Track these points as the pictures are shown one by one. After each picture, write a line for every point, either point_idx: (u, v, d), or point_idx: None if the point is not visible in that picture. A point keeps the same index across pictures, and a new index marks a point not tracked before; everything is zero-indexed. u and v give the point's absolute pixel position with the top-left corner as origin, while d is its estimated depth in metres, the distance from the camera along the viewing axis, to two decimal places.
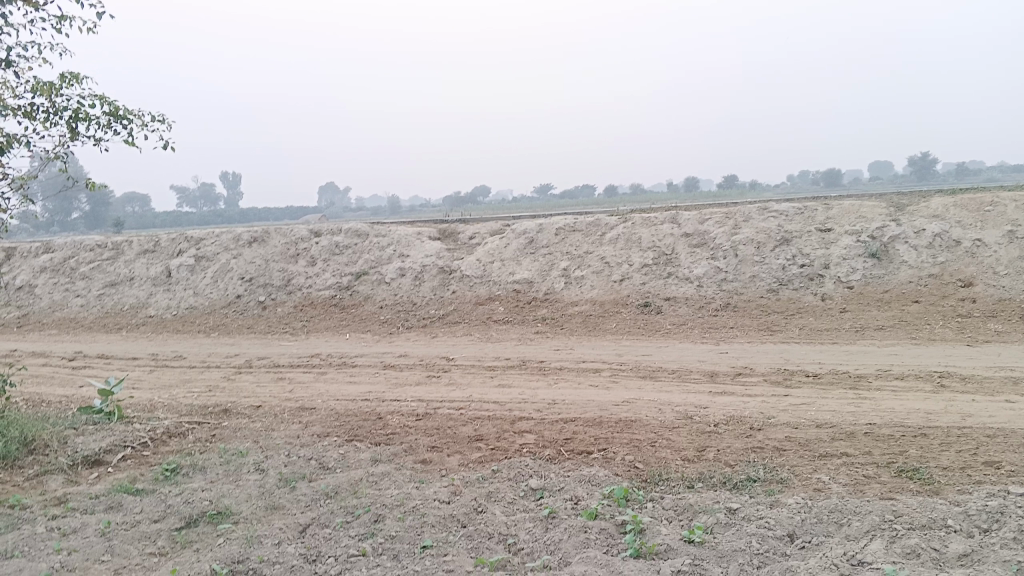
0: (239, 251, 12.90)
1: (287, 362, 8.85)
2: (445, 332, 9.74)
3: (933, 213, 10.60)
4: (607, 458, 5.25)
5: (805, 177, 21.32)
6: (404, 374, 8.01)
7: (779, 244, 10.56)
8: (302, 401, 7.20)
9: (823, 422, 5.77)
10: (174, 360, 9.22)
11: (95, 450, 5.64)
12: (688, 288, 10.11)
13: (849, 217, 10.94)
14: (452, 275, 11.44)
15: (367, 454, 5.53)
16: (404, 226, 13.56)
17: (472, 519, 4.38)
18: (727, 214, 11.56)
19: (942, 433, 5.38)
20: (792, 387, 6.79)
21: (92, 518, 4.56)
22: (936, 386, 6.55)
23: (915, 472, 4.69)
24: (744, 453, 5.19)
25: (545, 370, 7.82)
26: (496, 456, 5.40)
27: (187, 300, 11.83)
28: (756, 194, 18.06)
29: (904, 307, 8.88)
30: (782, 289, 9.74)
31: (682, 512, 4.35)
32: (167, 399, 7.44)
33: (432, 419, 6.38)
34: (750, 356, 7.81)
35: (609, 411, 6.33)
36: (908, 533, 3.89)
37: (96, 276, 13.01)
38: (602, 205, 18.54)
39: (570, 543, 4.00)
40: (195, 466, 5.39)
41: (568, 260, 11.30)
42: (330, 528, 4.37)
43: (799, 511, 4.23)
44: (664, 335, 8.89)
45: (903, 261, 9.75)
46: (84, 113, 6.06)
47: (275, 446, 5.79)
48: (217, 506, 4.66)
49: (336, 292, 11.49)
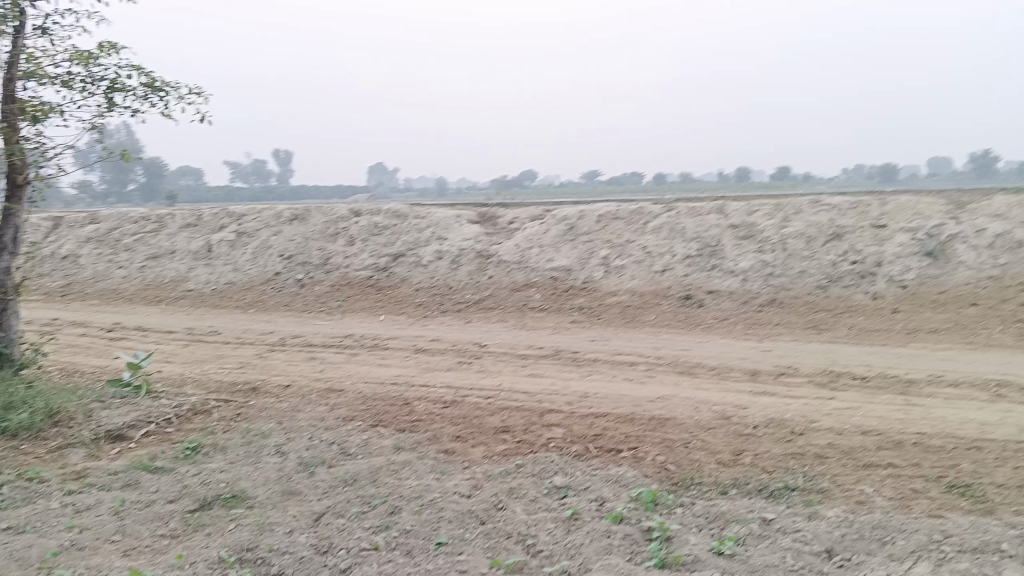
0: (279, 228, 12.88)
1: (320, 341, 8.77)
2: (480, 318, 9.57)
3: (996, 212, 10.05)
4: (637, 457, 5.03)
5: (860, 170, 20.61)
6: (435, 359, 7.87)
7: (830, 240, 10.15)
8: (330, 382, 7.10)
9: (869, 429, 5.47)
10: (209, 334, 9.21)
11: (119, 424, 5.59)
12: (732, 282, 9.78)
13: (906, 213, 10.43)
14: (490, 260, 11.26)
15: (389, 441, 5.39)
16: (445, 208, 13.39)
17: (491, 516, 4.21)
18: (777, 206, 11.14)
19: (998, 447, 5.04)
20: (837, 389, 6.47)
21: (108, 496, 4.50)
22: (993, 395, 6.17)
23: (967, 489, 4.38)
24: (783, 459, 4.92)
25: (579, 361, 7.60)
26: (521, 449, 5.22)
27: (226, 276, 11.85)
28: (809, 186, 17.51)
29: (961, 310, 8.45)
30: (832, 286, 9.37)
31: (713, 520, 4.11)
32: (197, 374, 7.41)
33: (459, 407, 6.22)
34: (793, 356, 7.50)
35: (642, 407, 6.10)
36: (957, 556, 3.59)
37: (139, 248, 13.12)
38: (650, 192, 18.20)
39: (592, 548, 3.80)
40: (216, 446, 5.30)
41: (609, 248, 11.02)
42: (345, 518, 4.23)
43: (839, 526, 3.97)
44: (705, 330, 8.60)
45: (961, 261, 9.28)
46: (121, 84, 6.08)
47: (298, 428, 5.68)
48: (233, 489, 4.56)
49: (374, 273, 11.40)
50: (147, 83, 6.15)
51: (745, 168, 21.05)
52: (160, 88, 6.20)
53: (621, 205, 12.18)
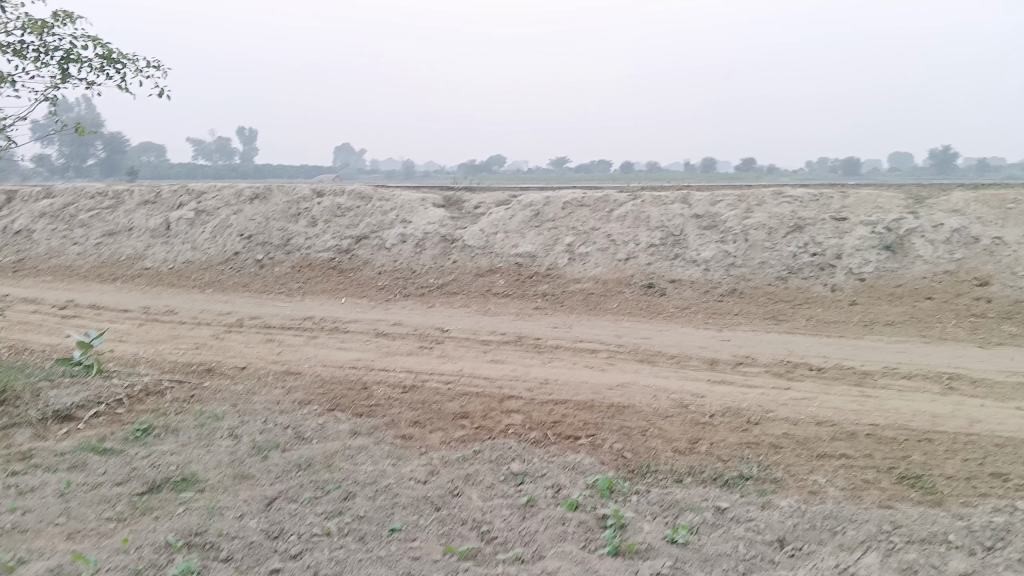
0: (240, 207, 12.66)
1: (279, 323, 8.64)
2: (442, 303, 9.50)
3: (953, 207, 10.21)
4: (595, 444, 5.03)
5: (823, 164, 20.81)
6: (396, 343, 7.80)
7: (792, 231, 10.24)
8: (288, 364, 6.99)
9: (824, 419, 5.53)
10: (165, 314, 9.03)
11: (67, 404, 5.45)
12: (695, 271, 9.83)
13: (867, 206, 10.55)
14: (454, 244, 11.19)
15: (345, 425, 5.32)
16: (410, 191, 13.25)
17: (447, 502, 4.18)
18: (741, 196, 11.19)
19: (948, 439, 5.13)
20: (794, 380, 6.54)
21: (53, 477, 4.38)
22: (945, 388, 6.28)
23: (917, 480, 4.45)
24: (738, 448, 4.96)
25: (540, 347, 7.58)
26: (479, 435, 5.19)
27: (184, 254, 11.63)
28: (773, 178, 17.65)
29: (916, 303, 8.58)
30: (792, 277, 9.46)
31: (668, 508, 4.13)
32: (151, 354, 7.26)
33: (418, 392, 6.16)
34: (753, 346, 7.56)
35: (602, 394, 6.10)
36: (905, 546, 3.65)
37: (94, 224, 12.81)
38: (616, 180, 18.22)
39: (547, 535, 3.79)
40: (167, 428, 5.19)
41: (574, 235, 11.00)
42: (298, 503, 4.17)
43: (791, 515, 4.01)
44: (667, 319, 8.64)
45: (919, 255, 9.42)
46: (76, 54, 5.86)
47: (253, 411, 5.59)
48: (183, 472, 4.47)
49: (336, 255, 11.26)
50: (103, 54, 5.94)
51: (711, 158, 21.14)
52: (117, 60, 6.00)
53: (587, 192, 12.15)
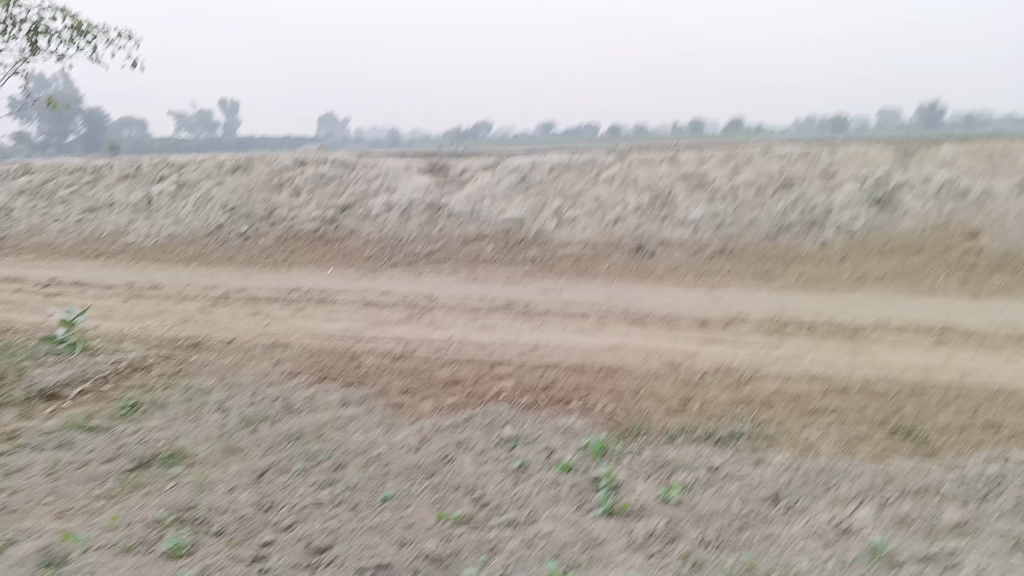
0: (222, 178, 12.48)
1: (266, 295, 8.56)
2: (431, 271, 9.42)
3: (942, 159, 10.15)
4: (587, 407, 5.01)
5: (811, 121, 20.69)
6: (385, 312, 7.74)
7: (780, 188, 10.16)
8: (275, 337, 6.92)
9: (816, 375, 5.52)
10: (151, 289, 8.93)
11: (52, 383, 5.38)
12: (684, 232, 9.77)
13: (855, 160, 10.47)
14: (441, 212, 11.07)
15: (335, 395, 5.28)
16: (395, 158, 13.09)
17: (439, 469, 4.15)
18: (729, 154, 11.07)
19: (940, 390, 5.14)
20: (785, 337, 6.52)
21: (40, 457, 4.32)
22: (936, 340, 6.28)
23: (910, 433, 4.44)
24: (730, 406, 4.94)
25: (530, 313, 7.52)
26: (471, 401, 5.16)
27: (167, 229, 11.48)
28: (762, 136, 17.54)
29: (906, 257, 8.56)
30: (782, 235, 9.42)
31: (661, 467, 4.11)
32: (138, 330, 7.18)
33: (408, 360, 6.12)
34: (743, 304, 7.54)
35: (593, 357, 6.07)
36: (899, 498, 3.65)
37: (75, 201, 12.62)
38: (604, 143, 18.06)
39: (541, 498, 3.76)
40: (155, 403, 5.13)
41: (562, 198, 10.89)
42: (289, 474, 4.14)
43: (785, 471, 4.00)
44: (656, 280, 8.60)
45: (908, 209, 9.39)
46: (45, 27, 5.69)
47: (242, 383, 5.54)
48: (173, 448, 4.42)
49: (321, 225, 11.15)
50: (72, 26, 5.79)
51: (699, 118, 20.97)
52: (87, 31, 5.85)
53: (574, 155, 12.01)
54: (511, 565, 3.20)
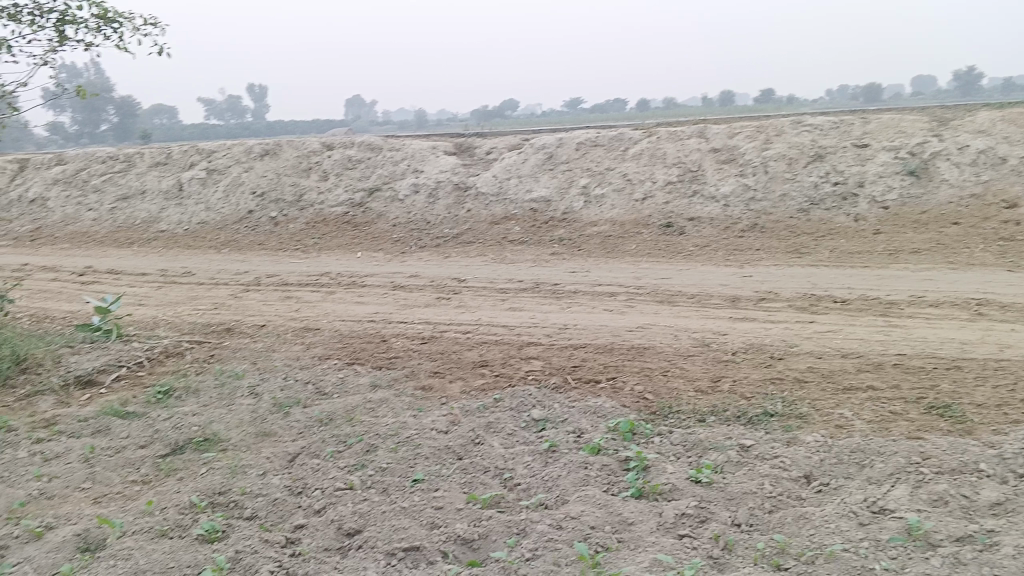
0: (251, 164, 12.56)
1: (296, 280, 8.62)
2: (458, 253, 9.41)
3: (979, 127, 9.89)
4: (616, 387, 4.98)
5: (843, 91, 20.29)
6: (413, 295, 7.75)
7: (812, 160, 9.97)
8: (305, 321, 6.97)
9: (850, 352, 5.43)
10: (183, 276, 9.03)
11: (88, 369, 5.47)
12: (713, 208, 9.64)
13: (889, 130, 10.23)
14: (467, 192, 11.04)
15: (365, 378, 5.31)
16: (421, 140, 13.07)
17: (468, 451, 4.15)
18: (759, 127, 10.87)
19: (977, 365, 5.02)
20: (817, 313, 6.42)
21: (78, 443, 4.41)
22: (974, 314, 6.14)
23: (946, 410, 4.35)
24: (762, 385, 4.88)
25: (559, 293, 7.49)
26: (500, 383, 5.16)
27: (198, 215, 11.60)
28: (792, 108, 17.25)
29: (942, 229, 8.37)
30: (814, 209, 9.26)
31: (691, 448, 4.08)
32: (171, 316, 7.27)
33: (436, 343, 6.13)
34: (775, 281, 7.43)
35: (622, 337, 6.03)
36: (936, 477, 3.58)
37: (108, 189, 12.79)
38: (632, 119, 17.89)
39: (570, 479, 3.75)
40: (189, 389, 5.20)
41: (589, 176, 10.79)
42: (320, 458, 4.17)
43: (818, 451, 3.94)
44: (686, 257, 8.51)
45: (944, 179, 9.17)
46: (71, 15, 5.71)
47: (273, 368, 5.59)
48: (206, 433, 4.48)
49: (349, 209, 11.19)
50: (98, 14, 5.77)
51: (727, 91, 20.66)
52: (114, 19, 5.83)
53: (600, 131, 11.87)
54: (541, 547, 3.20)
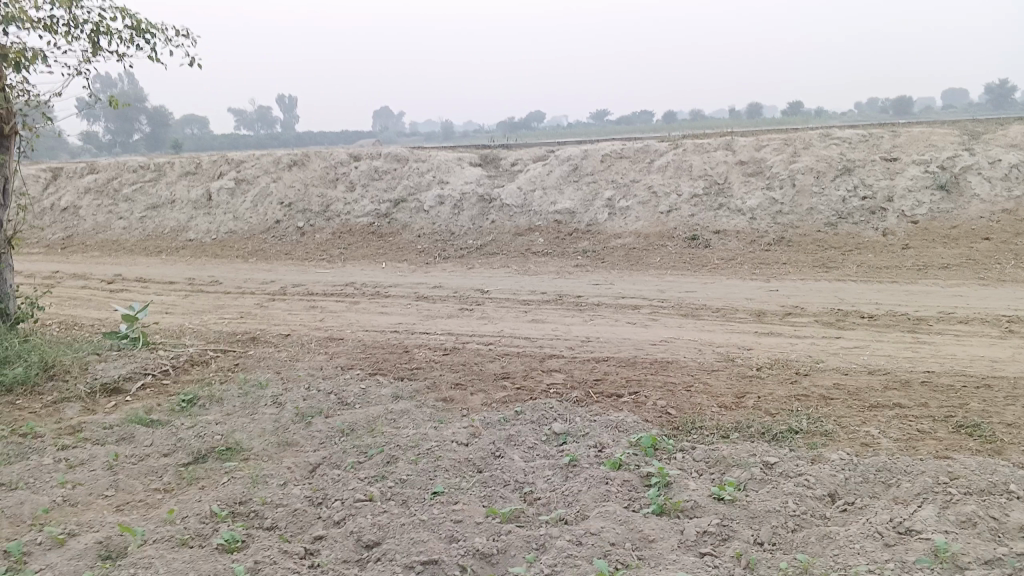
0: (278, 174, 12.69)
1: (321, 289, 8.67)
2: (482, 264, 9.42)
3: (1012, 142, 9.73)
4: (638, 402, 4.94)
5: (872, 104, 20.11)
6: (437, 306, 7.77)
7: (840, 174, 9.87)
8: (329, 331, 7.01)
9: (877, 368, 5.36)
10: (210, 285, 9.12)
11: (115, 377, 5.54)
12: (739, 221, 9.58)
13: (919, 144, 10.10)
14: (492, 204, 11.06)
15: (387, 389, 5.32)
16: (446, 151, 13.12)
17: (489, 464, 4.14)
18: (786, 140, 10.78)
19: (1008, 384, 4.93)
20: (844, 329, 6.34)
21: (102, 450, 4.46)
22: (1004, 331, 6.03)
23: (976, 429, 4.27)
24: (787, 401, 4.83)
25: (582, 306, 7.46)
26: (521, 396, 5.14)
27: (226, 225, 11.73)
28: (820, 121, 17.13)
29: (973, 244, 8.25)
30: (841, 223, 9.16)
31: (713, 465, 4.03)
32: (197, 325, 7.35)
33: (459, 354, 6.13)
34: (802, 295, 7.36)
35: (645, 351, 5.99)
36: (964, 498, 3.51)
37: (138, 198, 12.98)
38: (657, 131, 17.86)
39: (590, 495, 3.73)
40: (212, 398, 5.25)
41: (614, 188, 10.77)
42: (341, 469, 4.18)
43: (843, 469, 3.88)
44: (711, 271, 8.46)
45: (975, 193, 9.03)
46: (105, 27, 5.82)
47: (296, 378, 5.62)
48: (228, 442, 4.51)
49: (374, 220, 11.25)
50: (131, 25, 5.87)
51: (755, 103, 20.54)
52: (146, 30, 5.93)
53: (626, 143, 11.85)
54: (559, 563, 3.18)
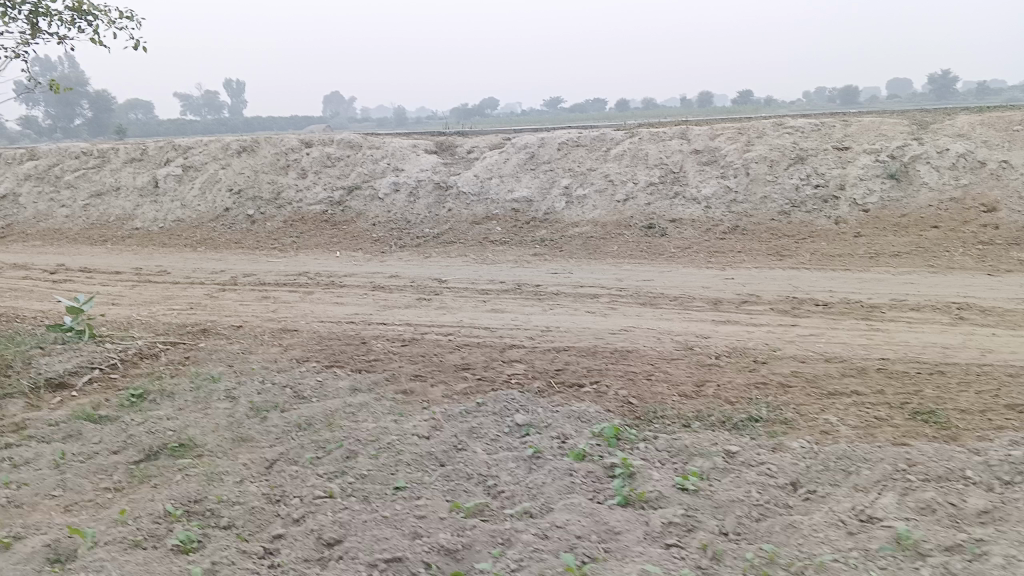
0: (228, 160, 12.38)
1: (274, 279, 8.48)
2: (439, 253, 9.32)
3: (959, 131, 9.94)
4: (600, 392, 4.92)
5: (820, 93, 20.46)
6: (393, 296, 7.66)
7: (793, 163, 9.98)
8: (283, 322, 6.86)
9: (833, 356, 5.41)
10: (158, 275, 8.85)
11: (59, 372, 5.33)
12: (695, 210, 9.63)
13: (870, 133, 10.26)
14: (448, 192, 10.94)
15: (345, 382, 5.21)
16: (401, 138, 12.93)
17: (451, 458, 4.08)
18: (740, 129, 10.86)
19: (960, 371, 5.02)
20: (799, 316, 6.41)
21: (48, 448, 4.28)
22: (954, 318, 6.16)
23: (931, 415, 4.34)
24: (746, 390, 4.85)
25: (541, 295, 7.42)
26: (482, 387, 5.09)
27: (174, 213, 11.41)
28: (771, 110, 17.32)
29: (922, 232, 8.41)
30: (795, 211, 9.27)
31: (677, 454, 4.03)
32: (146, 316, 7.12)
33: (417, 345, 6.05)
34: (757, 283, 7.43)
35: (605, 340, 5.98)
36: (923, 485, 3.56)
37: (81, 185, 12.56)
38: (611, 119, 17.92)
39: (555, 487, 3.69)
40: (163, 392, 5.08)
41: (571, 177, 10.73)
42: (299, 464, 4.08)
43: (804, 457, 3.91)
44: (668, 259, 8.49)
45: (924, 182, 9.20)
46: (45, 8, 5.56)
47: (250, 371, 5.47)
48: (181, 438, 4.37)
49: (328, 208, 11.05)
50: (73, 7, 5.61)
51: (706, 92, 20.72)
52: (89, 12, 5.67)
53: (582, 132, 11.80)
54: (526, 558, 3.14)
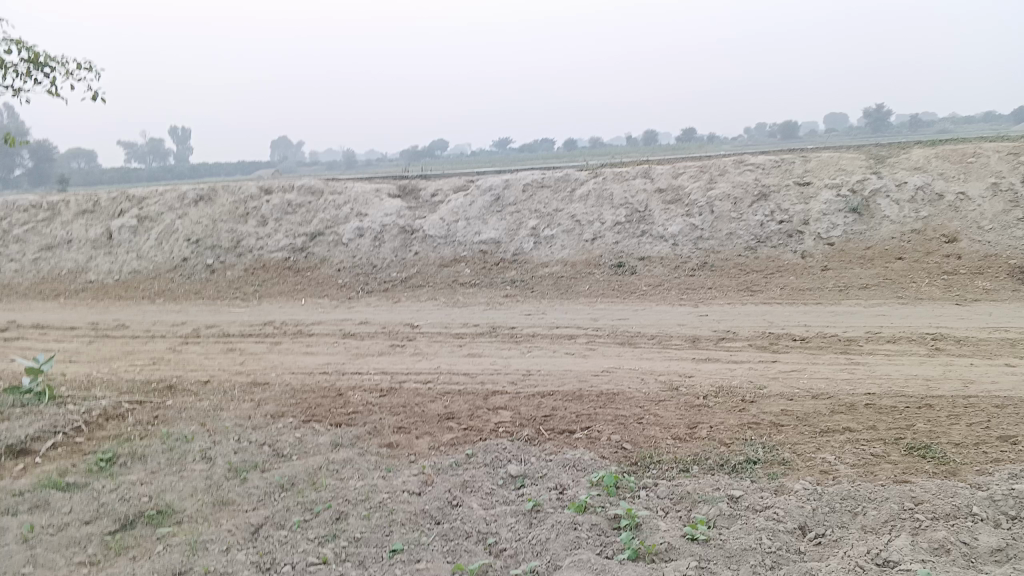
0: (184, 210, 12.09)
1: (238, 330, 8.22)
2: (408, 297, 9.17)
3: (915, 164, 10.17)
4: (592, 438, 4.80)
5: (762, 128, 20.91)
6: (365, 343, 7.46)
7: (757, 199, 10.09)
8: (253, 375, 6.62)
9: (819, 392, 5.38)
10: (116, 329, 8.52)
11: (21, 438, 5.03)
12: (662, 248, 9.68)
13: (829, 169, 10.45)
14: (414, 235, 10.81)
15: (325, 438, 5.00)
16: (362, 182, 12.78)
17: (447, 515, 3.91)
18: (702, 167, 10.98)
19: (947, 403, 5.03)
20: (779, 353, 6.40)
21: (14, 521, 4.01)
22: (931, 349, 6.22)
23: (927, 450, 4.32)
24: (739, 431, 4.78)
25: (517, 338, 7.30)
26: (469, 438, 4.93)
27: (130, 264, 11.08)
28: (717, 147, 17.61)
29: (888, 264, 8.55)
30: (761, 246, 9.36)
31: (679, 501, 3.93)
32: (107, 374, 6.81)
33: (397, 395, 5.86)
34: (732, 319, 7.43)
35: (589, 383, 5.87)
36: (932, 523, 3.51)
37: (31, 240, 12.15)
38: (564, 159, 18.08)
39: (559, 542, 3.55)
40: (134, 455, 4.82)
41: (537, 218, 10.71)
42: (286, 529, 3.88)
43: (809, 499, 3.84)
44: (640, 298, 8.47)
45: (885, 216, 9.38)
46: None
47: (224, 429, 5.23)
48: (158, 505, 4.13)
49: (290, 255, 10.84)
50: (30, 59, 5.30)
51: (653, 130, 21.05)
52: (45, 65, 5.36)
53: (546, 172, 11.81)
54: None
